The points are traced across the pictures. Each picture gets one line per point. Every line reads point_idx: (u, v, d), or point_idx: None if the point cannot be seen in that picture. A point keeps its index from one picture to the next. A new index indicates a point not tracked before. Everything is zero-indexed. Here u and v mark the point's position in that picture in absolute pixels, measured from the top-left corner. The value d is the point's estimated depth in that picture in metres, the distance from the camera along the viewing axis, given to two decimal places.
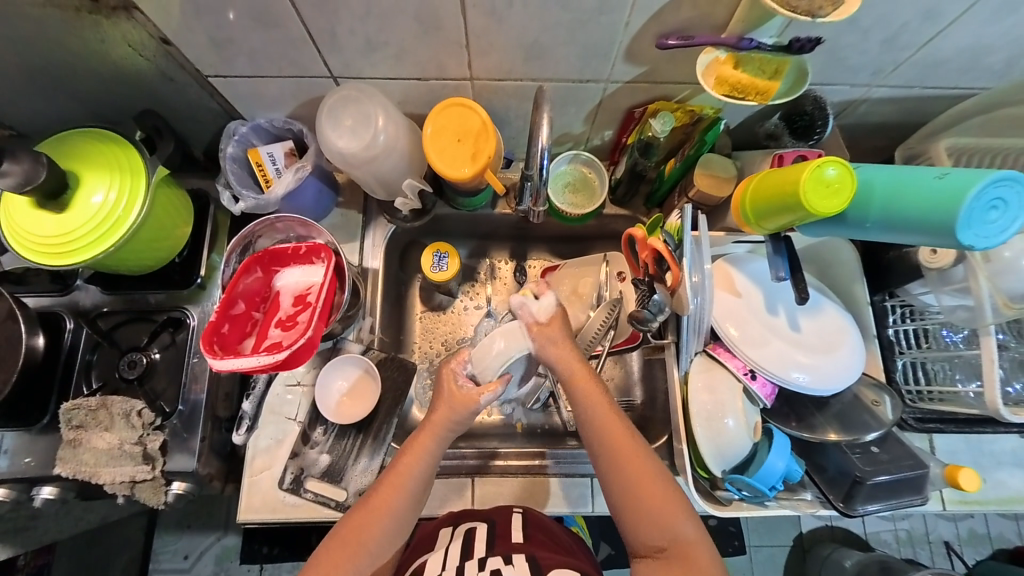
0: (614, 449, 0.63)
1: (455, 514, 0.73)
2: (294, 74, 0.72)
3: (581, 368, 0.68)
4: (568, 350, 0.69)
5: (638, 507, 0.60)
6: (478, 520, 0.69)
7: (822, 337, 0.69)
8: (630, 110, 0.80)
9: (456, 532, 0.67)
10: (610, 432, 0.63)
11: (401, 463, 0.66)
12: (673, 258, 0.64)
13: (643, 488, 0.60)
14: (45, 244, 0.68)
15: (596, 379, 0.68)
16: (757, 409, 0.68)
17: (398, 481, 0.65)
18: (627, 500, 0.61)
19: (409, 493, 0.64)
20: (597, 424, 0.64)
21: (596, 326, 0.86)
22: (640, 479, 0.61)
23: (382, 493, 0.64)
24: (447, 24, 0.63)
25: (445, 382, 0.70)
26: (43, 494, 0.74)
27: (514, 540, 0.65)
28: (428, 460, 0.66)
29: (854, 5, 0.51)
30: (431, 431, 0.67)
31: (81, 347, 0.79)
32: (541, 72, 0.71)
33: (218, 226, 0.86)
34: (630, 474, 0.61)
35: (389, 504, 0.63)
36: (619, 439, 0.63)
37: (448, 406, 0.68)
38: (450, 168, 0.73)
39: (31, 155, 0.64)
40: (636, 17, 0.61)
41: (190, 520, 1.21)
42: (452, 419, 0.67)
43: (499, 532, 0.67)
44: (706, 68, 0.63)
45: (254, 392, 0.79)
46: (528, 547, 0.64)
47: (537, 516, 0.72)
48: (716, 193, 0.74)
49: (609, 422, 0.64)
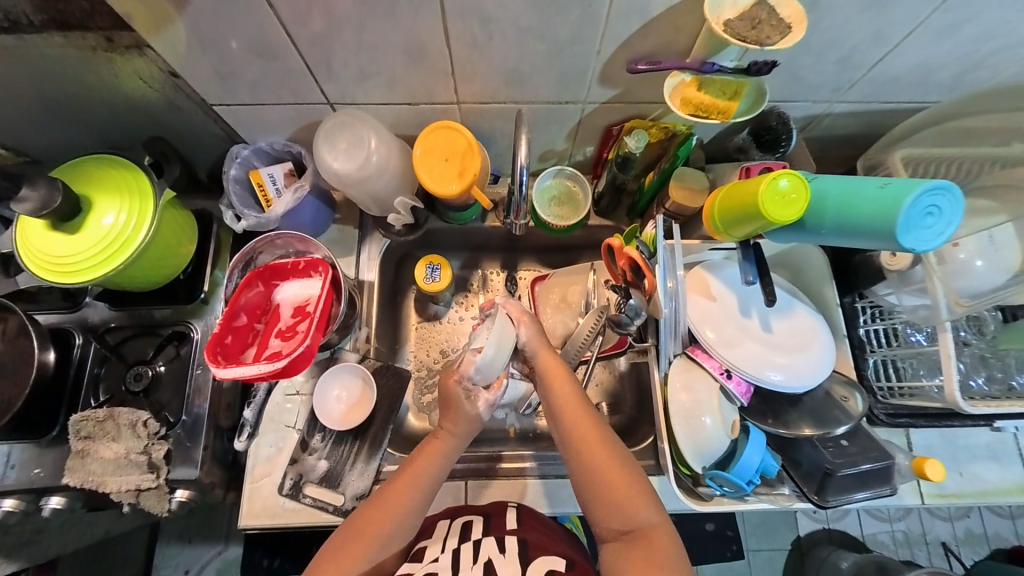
0: (584, 444, 0.65)
1: (453, 509, 0.76)
2: (293, 102, 0.78)
3: (554, 361, 0.72)
4: (537, 344, 0.72)
5: (605, 496, 0.62)
6: (475, 514, 0.73)
7: (794, 337, 0.73)
8: (608, 128, 0.85)
9: (453, 525, 0.70)
10: (578, 430, 0.66)
11: (414, 463, 0.69)
12: (648, 266, 0.68)
13: (611, 481, 0.63)
14: (57, 263, 0.73)
15: (566, 370, 0.72)
16: (734, 408, 0.71)
17: (406, 484, 0.67)
18: (595, 491, 0.63)
19: (422, 491, 0.67)
20: (565, 422, 0.67)
21: (585, 332, 0.89)
22: (604, 470, 0.63)
23: (384, 500, 0.66)
24: (433, 55, 0.68)
25: (448, 388, 0.70)
26: (51, 504, 0.76)
27: (508, 526, 0.69)
28: (436, 471, 0.69)
29: (802, 31, 0.56)
30: (436, 448, 0.70)
31: (89, 361, 0.82)
32: (522, 96, 0.77)
33: (221, 242, 0.91)
34: (597, 467, 0.63)
35: (403, 500, 0.66)
36: (586, 438, 0.65)
37: (458, 412, 0.70)
38: (439, 185, 0.78)
39: (47, 181, 0.69)
40: (607, 45, 0.66)
41: (192, 534, 1.22)
42: (464, 418, 0.70)
43: (494, 523, 0.70)
44: (673, 89, 0.68)
45: (255, 401, 0.82)
46: (521, 532, 0.68)
47: (531, 509, 0.75)
48: (689, 204, 0.78)
49: (575, 417, 0.67)
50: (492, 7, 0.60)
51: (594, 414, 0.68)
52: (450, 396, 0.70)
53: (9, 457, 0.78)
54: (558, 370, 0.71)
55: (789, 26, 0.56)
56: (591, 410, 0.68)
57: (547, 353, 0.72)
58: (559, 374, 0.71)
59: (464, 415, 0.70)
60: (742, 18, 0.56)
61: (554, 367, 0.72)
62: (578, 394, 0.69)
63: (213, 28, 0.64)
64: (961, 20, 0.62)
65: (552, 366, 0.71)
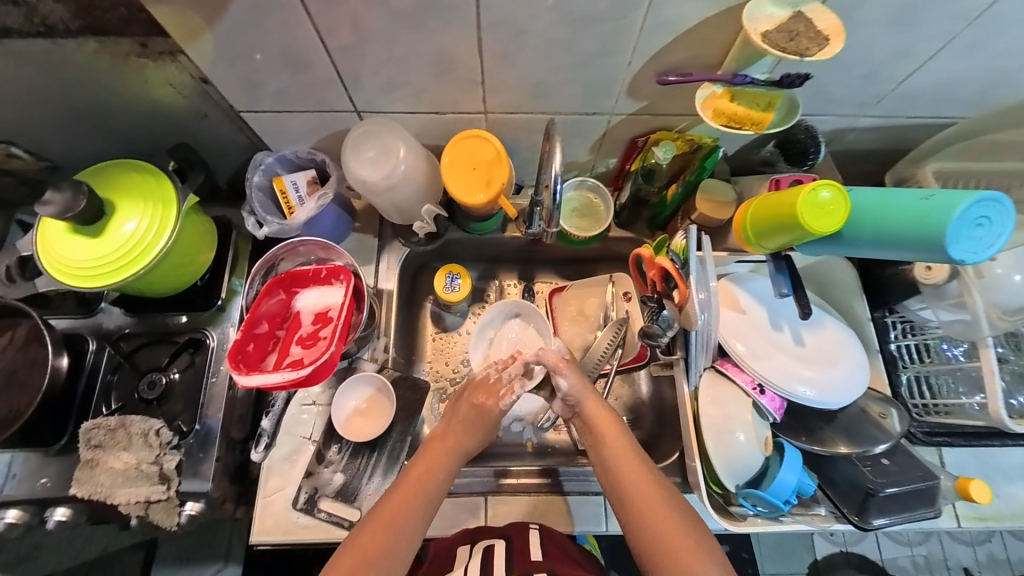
0: (643, 505, 0.63)
1: (471, 531, 0.75)
2: (320, 110, 0.78)
3: (603, 413, 0.72)
4: (585, 394, 0.74)
5: (663, 558, 0.59)
6: (496, 537, 0.72)
7: (825, 351, 0.71)
8: (633, 140, 0.86)
9: (475, 549, 0.69)
10: (633, 490, 0.64)
11: (416, 472, 0.67)
12: (680, 276, 0.65)
13: (671, 539, 0.60)
14: (78, 268, 0.72)
15: (620, 430, 0.71)
16: (767, 423, 0.68)
17: (420, 482, 0.66)
18: (652, 552, 0.60)
19: (421, 507, 0.64)
20: (620, 480, 0.66)
21: (603, 346, 0.94)
22: (662, 526, 0.61)
23: (396, 500, 0.64)
24: (462, 65, 0.68)
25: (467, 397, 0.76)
26: (56, 516, 0.74)
27: (533, 557, 0.67)
28: (439, 476, 0.67)
29: (839, 45, 0.56)
30: (434, 457, 0.69)
31: (102, 368, 0.81)
32: (550, 106, 0.77)
33: (239, 250, 0.90)
34: (655, 521, 0.61)
35: (416, 495, 0.65)
36: (642, 488, 0.64)
37: (471, 428, 0.73)
38: (465, 194, 0.76)
39: (72, 186, 0.69)
40: (637, 58, 0.67)
41: (189, 553, 1.09)
42: (478, 436, 0.73)
43: (517, 549, 0.69)
44: (704, 101, 0.68)
45: (274, 410, 0.80)
46: (548, 563, 0.65)
47: (552, 533, 0.74)
48: (712, 215, 0.77)
49: (633, 475, 0.65)
50: (525, 19, 0.61)
51: (648, 467, 0.67)
52: (475, 407, 0.74)
53: (12, 467, 0.76)
54: (607, 422, 0.71)
55: (827, 39, 0.56)
56: (645, 463, 0.67)
57: (600, 413, 0.72)
58: (607, 424, 0.71)
59: (476, 430, 0.73)
60: (780, 30, 0.56)
61: (603, 421, 0.72)
62: (630, 446, 0.69)
63: (244, 37, 0.64)
64: (992, 35, 0.62)
65: (601, 418, 0.71)
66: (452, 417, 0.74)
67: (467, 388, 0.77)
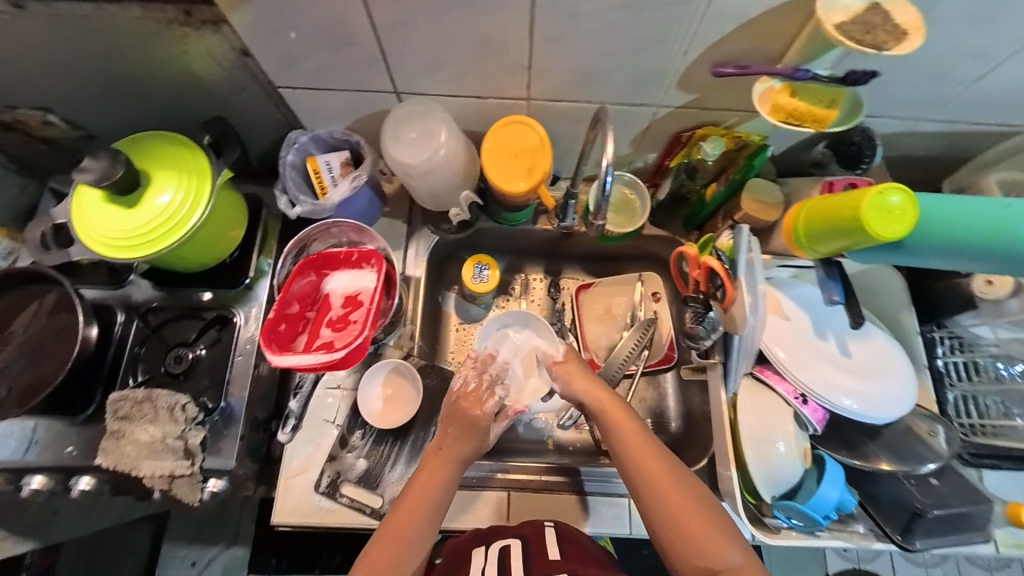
0: (657, 484, 0.63)
1: (485, 533, 0.73)
2: (360, 89, 0.76)
3: (607, 396, 0.73)
4: (587, 385, 0.74)
5: (680, 534, 0.60)
6: (512, 537, 0.70)
7: (871, 364, 0.68)
8: (676, 134, 0.83)
9: (490, 551, 0.68)
10: (650, 472, 0.64)
11: (418, 487, 0.66)
12: (729, 276, 0.62)
13: (686, 516, 0.60)
14: (110, 237, 0.71)
15: (628, 411, 0.71)
16: (807, 435, 0.66)
17: (419, 501, 0.65)
18: (668, 529, 0.61)
19: (424, 522, 0.64)
20: (634, 461, 0.65)
21: (629, 346, 0.92)
22: (676, 504, 0.61)
23: (397, 520, 0.64)
24: (511, 48, 0.66)
25: (456, 405, 0.71)
26: (80, 485, 0.74)
27: (550, 557, 0.65)
28: (438, 491, 0.66)
29: (919, 39, 0.53)
30: (434, 469, 0.67)
31: (130, 340, 0.81)
32: (595, 95, 0.75)
33: (268, 229, 0.89)
34: (670, 499, 0.62)
35: (418, 514, 0.64)
36: (653, 467, 0.64)
37: (467, 435, 0.69)
38: (505, 181, 0.75)
39: (110, 154, 0.68)
40: (694, 47, 0.65)
41: (199, 530, 1.21)
42: (472, 444, 0.69)
43: (534, 549, 0.67)
44: (761, 95, 0.66)
45: (302, 391, 0.79)
46: (566, 563, 0.64)
47: (568, 529, 0.72)
48: (766, 217, 0.74)
49: (645, 454, 0.65)
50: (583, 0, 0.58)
51: (659, 447, 0.67)
52: (460, 414, 0.70)
53: (35, 433, 0.76)
54: (613, 403, 0.72)
55: (905, 33, 0.53)
56: (656, 443, 0.67)
57: (605, 397, 0.72)
58: (614, 405, 0.71)
59: (471, 437, 0.69)
60: (856, 22, 0.53)
61: (610, 405, 0.72)
62: (640, 427, 0.69)
63: (293, 9, 0.62)
64: None
65: (607, 400, 0.72)
66: (444, 428, 0.70)
67: (455, 394, 0.71)
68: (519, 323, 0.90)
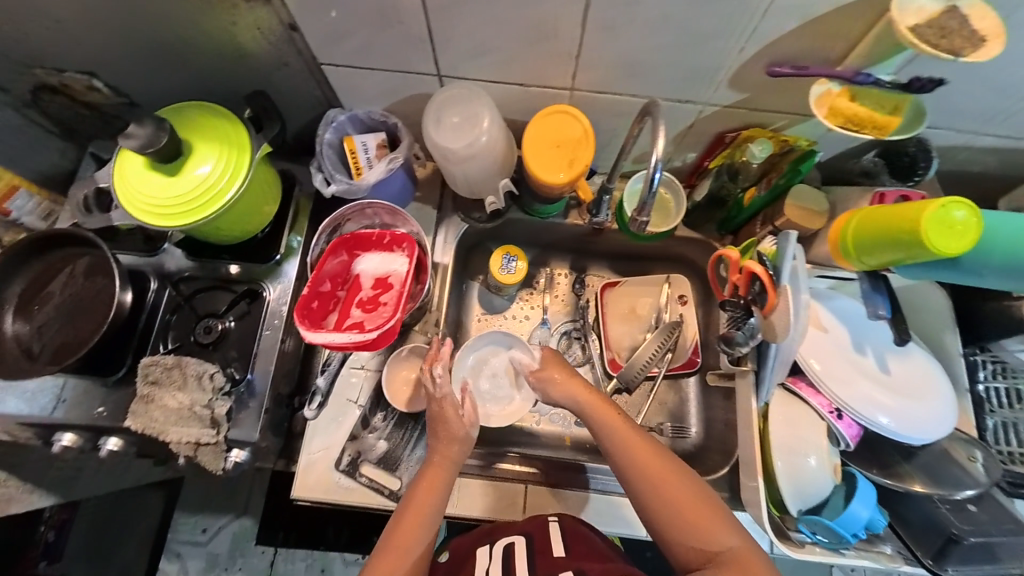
0: (650, 473, 0.63)
1: (490, 530, 0.74)
2: (404, 70, 0.76)
3: (590, 394, 0.73)
4: (568, 385, 0.75)
5: (678, 522, 0.60)
6: (516, 534, 0.70)
7: (911, 384, 0.66)
8: (720, 135, 0.81)
9: (495, 552, 0.68)
10: (641, 459, 0.64)
11: (417, 495, 0.66)
12: (772, 282, 0.60)
13: (682, 504, 0.61)
14: (150, 204, 0.72)
15: (613, 405, 0.72)
16: (839, 451, 0.65)
17: (419, 514, 0.65)
18: (665, 518, 0.61)
19: (427, 529, 0.64)
20: (626, 452, 0.66)
21: (651, 349, 0.91)
22: (671, 493, 0.61)
23: (401, 538, 0.63)
24: (562, 36, 0.65)
25: (439, 410, 0.72)
26: (109, 445, 0.76)
27: (555, 554, 0.65)
28: (436, 504, 0.66)
29: (998, 46, 0.50)
30: (432, 477, 0.68)
31: (162, 307, 0.82)
32: (641, 89, 0.73)
33: (300, 207, 0.90)
34: (666, 488, 0.62)
35: (419, 525, 0.64)
36: (645, 456, 0.65)
37: (454, 437, 0.70)
38: (545, 172, 0.74)
39: (155, 122, 0.68)
40: (751, 44, 0.63)
41: (207, 502, 1.21)
42: (458, 446, 0.70)
43: (539, 547, 0.67)
44: (818, 98, 0.63)
45: (329, 368, 0.80)
46: (571, 561, 0.63)
47: (571, 520, 0.73)
48: (806, 225, 0.73)
49: (636, 447, 0.66)
50: None
51: (648, 438, 0.67)
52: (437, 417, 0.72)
53: (61, 392, 0.77)
54: (597, 400, 0.72)
55: (983, 40, 0.51)
56: (645, 435, 0.67)
57: (587, 393, 0.73)
58: (598, 402, 0.72)
59: (456, 436, 0.70)
60: (931, 25, 0.51)
61: (596, 402, 0.72)
62: (627, 421, 0.69)
63: None
64: None
65: (590, 397, 0.72)
66: (434, 434, 0.72)
67: (440, 408, 0.71)
68: (503, 345, 0.86)
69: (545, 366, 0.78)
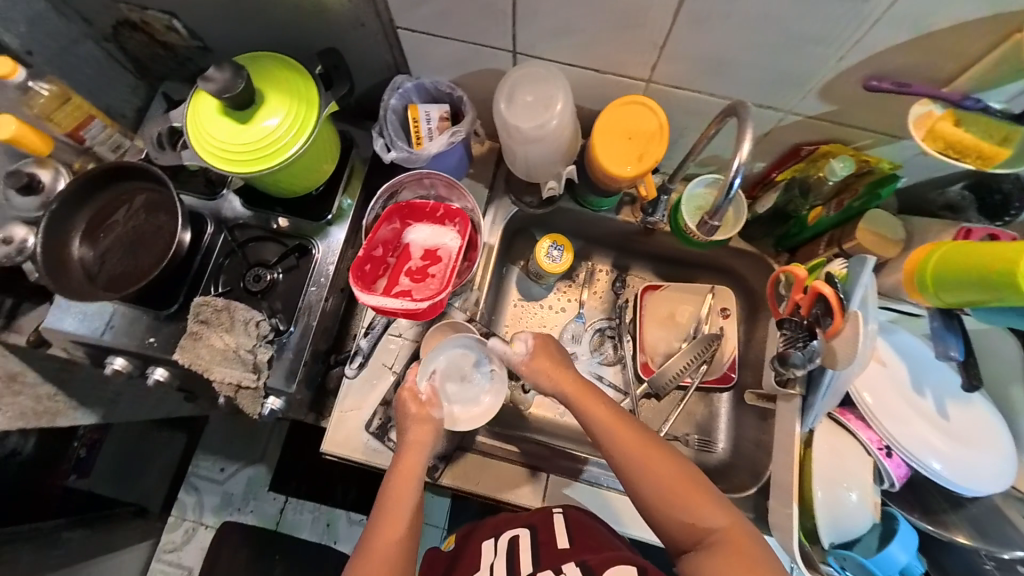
0: (638, 453, 0.63)
1: (495, 523, 0.74)
2: (479, 44, 0.74)
3: (576, 382, 0.72)
4: (555, 371, 0.73)
5: (670, 500, 0.61)
6: (521, 526, 0.70)
7: (967, 431, 0.63)
8: (796, 147, 0.77)
9: (501, 547, 0.69)
10: (628, 443, 0.65)
11: (392, 485, 0.67)
12: (840, 307, 0.58)
13: (672, 483, 0.61)
14: (219, 149, 0.74)
15: (596, 391, 0.71)
16: (881, 488, 0.63)
17: (399, 508, 0.64)
18: (656, 496, 0.62)
19: (408, 521, 0.64)
20: (614, 440, 0.65)
21: (683, 362, 0.89)
22: (660, 471, 0.62)
23: (388, 536, 0.62)
24: (650, 25, 0.62)
25: (404, 401, 0.73)
26: (156, 375, 0.80)
27: (560, 546, 0.65)
28: (415, 493, 0.66)
29: None
30: (405, 467, 0.68)
31: (216, 250, 0.84)
32: (721, 88, 0.70)
33: (355, 171, 0.90)
34: (654, 467, 0.62)
35: (401, 521, 0.64)
36: (631, 437, 0.65)
37: (423, 423, 0.71)
38: (613, 164, 0.72)
39: (233, 68, 0.69)
40: (852, 54, 0.59)
41: (229, 443, 1.27)
42: (425, 433, 0.71)
43: (543, 539, 0.67)
44: (917, 118, 0.61)
45: (373, 331, 0.81)
46: (576, 552, 0.64)
47: (576, 511, 0.72)
48: (880, 251, 0.70)
49: (621, 433, 0.65)
50: None
51: (632, 421, 0.67)
52: (403, 414, 0.72)
53: (111, 320, 0.80)
54: (582, 388, 0.71)
55: None
56: (629, 418, 0.68)
57: (572, 381, 0.72)
58: (581, 390, 0.70)
59: (427, 424, 0.72)
60: None
61: (580, 390, 0.71)
62: (613, 407, 0.69)
63: None
64: None
65: (575, 386, 0.71)
66: (404, 425, 0.72)
67: (401, 394, 0.73)
68: (471, 349, 0.80)
69: (534, 354, 0.74)
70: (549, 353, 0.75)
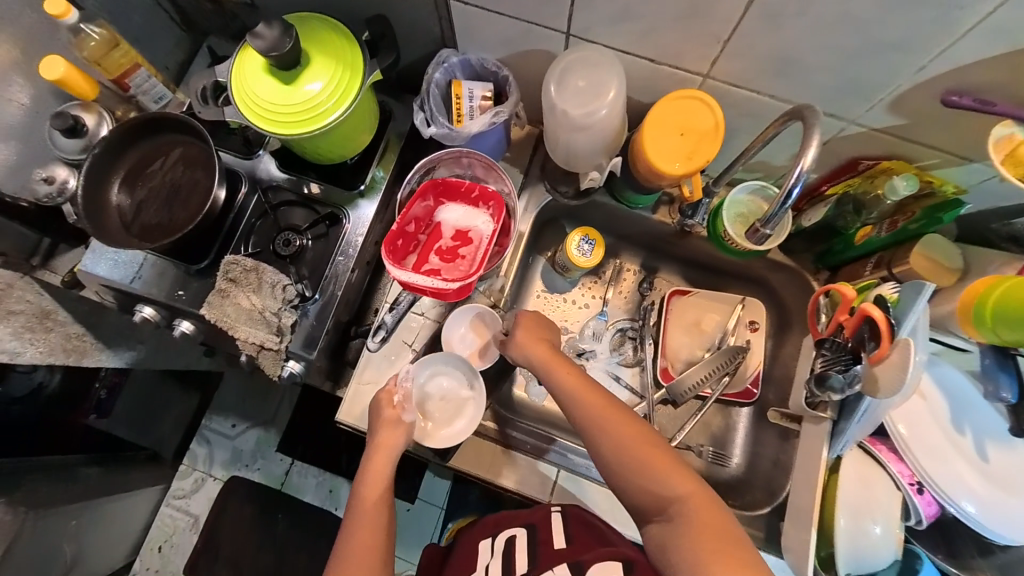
0: (606, 424, 0.62)
1: (496, 522, 0.74)
2: (531, 22, 0.71)
3: (549, 353, 0.69)
4: (534, 341, 0.71)
5: (638, 472, 0.59)
6: (519, 526, 0.70)
7: (1005, 473, 0.61)
8: (855, 160, 0.73)
9: (497, 547, 0.69)
10: (600, 414, 0.62)
11: (364, 486, 0.66)
12: (888, 332, 0.55)
13: (642, 452, 0.59)
14: (259, 107, 0.73)
15: (571, 361, 0.69)
16: (908, 523, 0.62)
17: (371, 512, 0.64)
18: (625, 469, 0.60)
19: (383, 518, 0.64)
20: (584, 410, 0.64)
21: (703, 372, 0.87)
22: (628, 441, 0.60)
23: (361, 538, 0.62)
24: (717, 16, 0.59)
25: (379, 402, 0.72)
26: (182, 327, 0.81)
27: (556, 545, 0.64)
28: (386, 495, 0.66)
29: None
30: (378, 470, 0.67)
31: (249, 211, 0.84)
32: (783, 90, 0.67)
33: (390, 144, 0.89)
34: (624, 437, 0.60)
35: (375, 524, 0.63)
36: (603, 408, 0.63)
37: (393, 426, 0.70)
38: (661, 160, 0.70)
39: (282, 26, 0.68)
40: (936, 64, 0.55)
41: (244, 401, 1.31)
42: (396, 439, 0.69)
43: (541, 538, 0.66)
44: (997, 141, 0.57)
45: (398, 307, 0.81)
46: (572, 552, 0.62)
47: (576, 509, 0.71)
48: (930, 277, 0.67)
49: (593, 404, 0.63)
50: None
51: (605, 393, 0.65)
52: (377, 414, 0.71)
53: (140, 270, 0.81)
54: (557, 359, 0.69)
55: None
56: (602, 390, 0.65)
57: (548, 352, 0.69)
58: (557, 362, 0.68)
59: (399, 432, 0.70)
60: None
61: (555, 361, 0.69)
62: (587, 378, 0.67)
63: None
64: None
65: (551, 357, 0.69)
66: (376, 428, 0.70)
67: (378, 395, 0.72)
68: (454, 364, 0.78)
69: (522, 328, 0.73)
70: (535, 324, 0.74)
